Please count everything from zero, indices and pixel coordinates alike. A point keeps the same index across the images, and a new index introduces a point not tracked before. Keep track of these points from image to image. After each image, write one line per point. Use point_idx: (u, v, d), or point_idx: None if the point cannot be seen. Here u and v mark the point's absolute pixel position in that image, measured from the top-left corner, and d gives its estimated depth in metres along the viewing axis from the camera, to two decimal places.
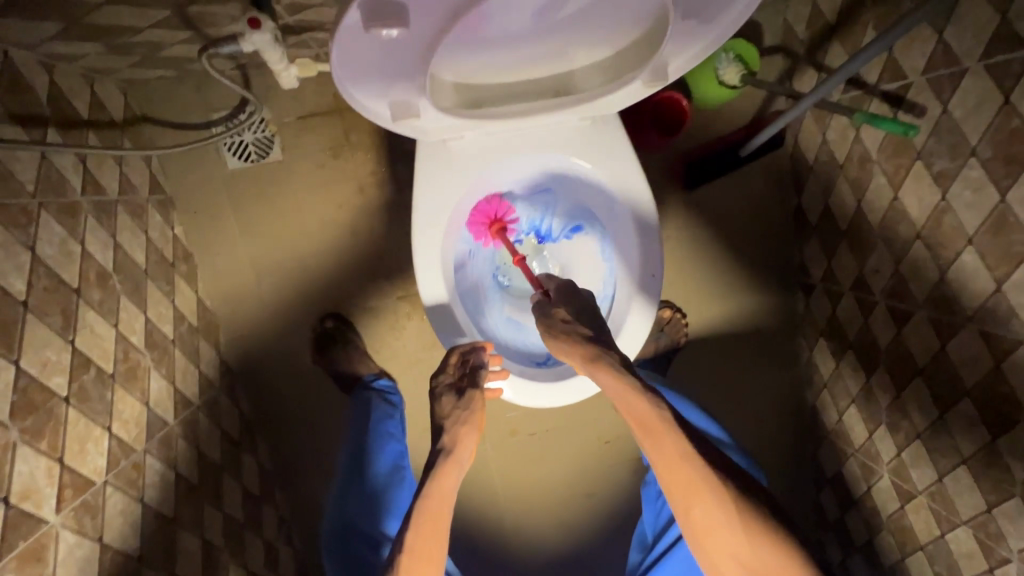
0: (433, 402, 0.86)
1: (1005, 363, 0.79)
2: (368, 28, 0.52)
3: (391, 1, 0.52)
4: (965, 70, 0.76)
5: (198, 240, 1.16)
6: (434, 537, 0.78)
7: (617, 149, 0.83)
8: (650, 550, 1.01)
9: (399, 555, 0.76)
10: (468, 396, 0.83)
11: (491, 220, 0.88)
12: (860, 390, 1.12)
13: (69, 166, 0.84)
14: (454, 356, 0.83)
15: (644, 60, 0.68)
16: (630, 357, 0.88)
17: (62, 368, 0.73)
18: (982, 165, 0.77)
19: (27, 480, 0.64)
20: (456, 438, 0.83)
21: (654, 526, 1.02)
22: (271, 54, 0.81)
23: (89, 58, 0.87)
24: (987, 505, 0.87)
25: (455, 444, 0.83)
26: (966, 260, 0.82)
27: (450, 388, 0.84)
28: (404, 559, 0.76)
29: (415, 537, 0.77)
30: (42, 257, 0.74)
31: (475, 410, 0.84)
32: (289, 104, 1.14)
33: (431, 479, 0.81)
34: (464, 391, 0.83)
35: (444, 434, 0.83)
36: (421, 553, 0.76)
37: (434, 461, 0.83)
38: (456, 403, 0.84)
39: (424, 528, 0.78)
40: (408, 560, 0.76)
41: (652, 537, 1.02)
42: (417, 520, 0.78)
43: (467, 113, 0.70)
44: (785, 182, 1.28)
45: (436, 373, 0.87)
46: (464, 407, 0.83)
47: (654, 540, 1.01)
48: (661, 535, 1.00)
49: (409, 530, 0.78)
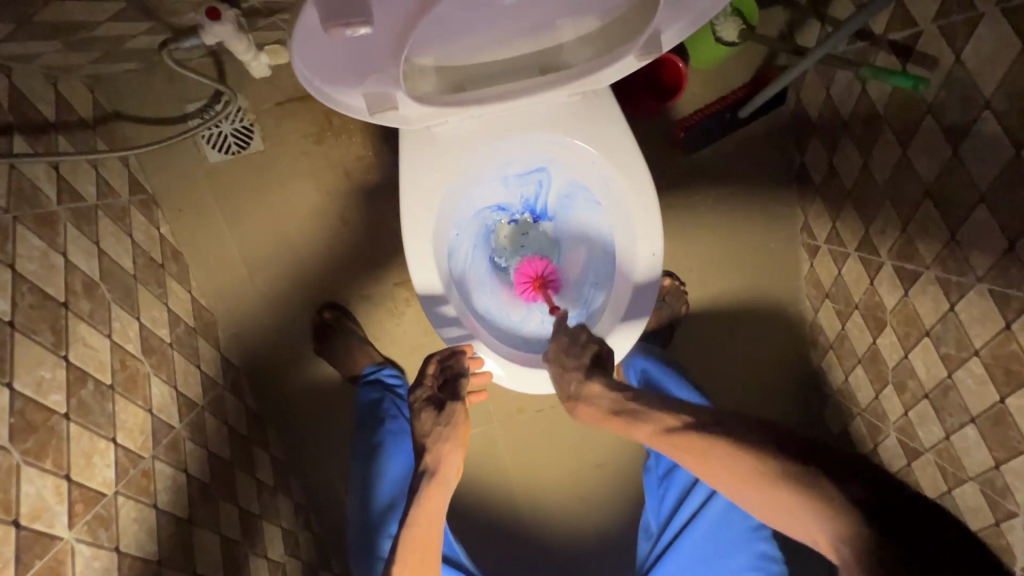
0: (411, 418, 0.86)
1: (1014, 323, 0.77)
2: (327, 30, 0.48)
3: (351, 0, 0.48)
4: (981, 15, 0.71)
5: (186, 239, 1.13)
6: (421, 567, 0.81)
7: (610, 121, 0.80)
8: (658, 539, 1.03)
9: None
10: (448, 410, 0.83)
11: (533, 279, 0.92)
12: (866, 350, 1.11)
13: (41, 174, 0.80)
14: (432, 365, 0.84)
15: (635, 34, 0.64)
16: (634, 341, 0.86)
17: (58, 385, 0.72)
18: (996, 118, 0.73)
19: (36, 500, 0.65)
20: (439, 456, 0.83)
21: (658, 518, 1.03)
22: (237, 46, 0.79)
23: (47, 57, 0.82)
24: (994, 462, 0.87)
25: (440, 464, 0.83)
26: (977, 218, 0.79)
27: (428, 403, 0.85)
28: None
29: (401, 569, 0.80)
30: (25, 274, 0.72)
31: (457, 424, 0.83)
32: (266, 91, 1.09)
33: (416, 503, 0.82)
34: (444, 406, 0.83)
35: (427, 454, 0.83)
36: None
37: (417, 484, 0.82)
38: (436, 419, 0.84)
39: (409, 559, 0.81)
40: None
41: (657, 527, 1.04)
42: (405, 551, 0.81)
43: (446, 99, 0.66)
44: (787, 140, 1.23)
45: (413, 388, 0.87)
46: (445, 423, 0.83)
47: (660, 531, 1.03)
48: (667, 525, 1.02)
49: (396, 561, 0.81)
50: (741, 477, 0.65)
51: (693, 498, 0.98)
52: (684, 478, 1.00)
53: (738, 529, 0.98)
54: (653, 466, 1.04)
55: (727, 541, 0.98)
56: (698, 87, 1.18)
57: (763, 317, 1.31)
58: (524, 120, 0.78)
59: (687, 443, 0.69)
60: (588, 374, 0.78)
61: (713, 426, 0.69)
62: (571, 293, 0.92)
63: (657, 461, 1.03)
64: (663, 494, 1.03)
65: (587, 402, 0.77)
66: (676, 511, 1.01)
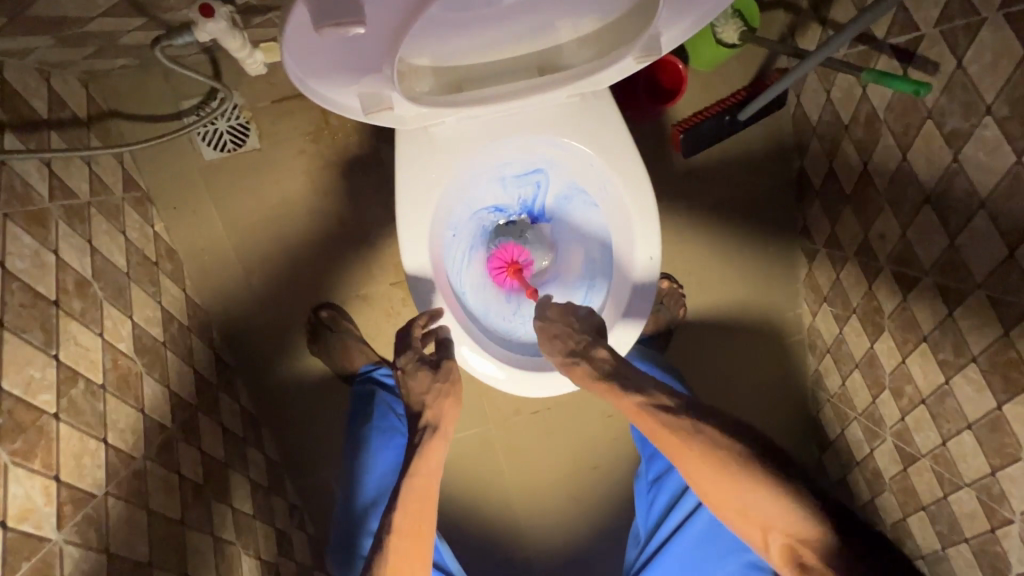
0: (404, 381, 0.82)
1: (1014, 329, 0.77)
2: (320, 30, 0.48)
3: (344, 0, 0.47)
4: (983, 20, 0.71)
5: (181, 237, 1.12)
6: (420, 518, 0.81)
7: (609, 124, 0.79)
8: (645, 546, 1.03)
9: (387, 534, 0.79)
10: (445, 368, 0.81)
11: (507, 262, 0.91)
12: (864, 355, 1.11)
13: (33, 171, 0.80)
14: (423, 319, 0.80)
15: (635, 35, 0.63)
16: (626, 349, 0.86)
17: (48, 384, 0.71)
18: (997, 124, 0.72)
19: (24, 501, 0.64)
20: (436, 413, 0.82)
21: (646, 523, 1.04)
22: (233, 43, 0.78)
23: (40, 52, 0.81)
24: (991, 468, 0.87)
25: (439, 419, 0.82)
26: (977, 225, 0.79)
27: (422, 364, 0.81)
28: (392, 539, 0.79)
29: (402, 516, 0.80)
30: (15, 272, 0.71)
31: (453, 382, 0.82)
32: (262, 89, 1.08)
33: (418, 455, 0.81)
34: (441, 364, 0.81)
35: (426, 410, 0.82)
36: (409, 532, 0.80)
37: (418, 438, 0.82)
38: (431, 379, 0.81)
39: (409, 507, 0.80)
40: (396, 539, 0.79)
41: (645, 533, 1.04)
42: (404, 499, 0.80)
43: (441, 99, 0.65)
44: (786, 143, 1.23)
45: (399, 351, 0.82)
46: (442, 380, 0.81)
47: (647, 537, 1.03)
48: (654, 531, 1.02)
49: (396, 509, 0.80)
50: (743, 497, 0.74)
51: (681, 505, 0.98)
52: (674, 485, 1.00)
53: (727, 537, 0.97)
54: (645, 471, 1.04)
55: (713, 548, 0.98)
56: (698, 89, 1.17)
57: (760, 320, 1.30)
58: (522, 121, 0.78)
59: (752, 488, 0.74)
60: (648, 401, 0.80)
61: (713, 426, 0.78)
62: (569, 292, 0.92)
63: (648, 465, 1.04)
64: (652, 499, 1.03)
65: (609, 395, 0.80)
66: (664, 518, 1.01)
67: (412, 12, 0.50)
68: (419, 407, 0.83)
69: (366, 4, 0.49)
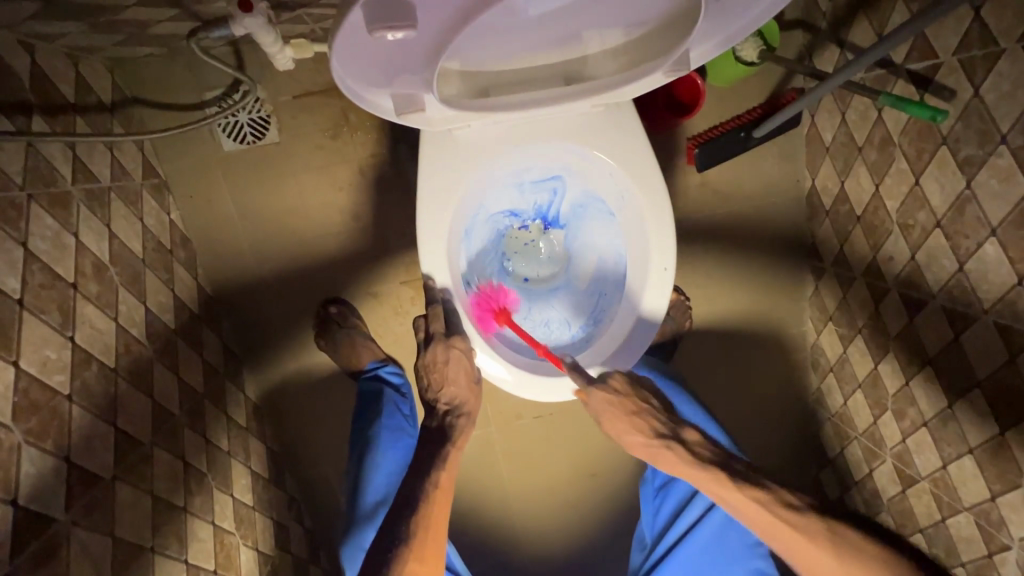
0: (438, 371, 0.85)
1: (1020, 357, 0.78)
2: (371, 31, 0.49)
3: (397, 5, 0.49)
4: (1002, 51, 0.72)
5: (195, 226, 1.13)
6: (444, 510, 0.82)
7: (631, 136, 0.80)
8: (651, 551, 1.04)
9: (434, 489, 0.82)
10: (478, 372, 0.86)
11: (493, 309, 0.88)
12: (867, 375, 1.11)
13: (58, 154, 0.80)
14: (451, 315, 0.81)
15: (665, 52, 0.65)
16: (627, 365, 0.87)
17: (63, 365, 0.72)
18: (1012, 153, 0.73)
19: (35, 481, 0.64)
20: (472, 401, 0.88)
21: (653, 528, 1.05)
22: (264, 37, 0.79)
23: (71, 38, 0.82)
24: (991, 494, 0.87)
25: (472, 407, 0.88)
26: (987, 252, 0.80)
27: (461, 362, 0.83)
28: (420, 534, 0.79)
29: (434, 509, 0.81)
30: (36, 252, 0.72)
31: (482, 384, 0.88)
32: (284, 83, 1.09)
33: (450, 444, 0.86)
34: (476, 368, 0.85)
35: (458, 400, 0.87)
36: (435, 528, 0.80)
37: (452, 426, 0.87)
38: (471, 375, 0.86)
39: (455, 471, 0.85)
40: (441, 495, 0.82)
41: (651, 539, 1.05)
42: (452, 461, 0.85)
43: (472, 104, 0.67)
44: (799, 162, 1.24)
45: (438, 343, 0.82)
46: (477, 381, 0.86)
47: (654, 543, 1.04)
48: (660, 537, 1.03)
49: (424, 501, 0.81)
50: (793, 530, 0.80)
51: (688, 512, 0.99)
52: (681, 490, 1.01)
53: (734, 545, 0.99)
54: (651, 476, 1.06)
55: (722, 553, 0.98)
56: (714, 104, 1.18)
57: (763, 337, 1.31)
58: (544, 128, 0.79)
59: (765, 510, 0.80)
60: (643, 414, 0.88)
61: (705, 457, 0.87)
62: (580, 301, 0.93)
63: (655, 471, 1.05)
64: (659, 506, 1.04)
65: (640, 431, 0.87)
66: (670, 524, 1.02)
67: (461, 20, 0.52)
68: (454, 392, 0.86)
69: (419, 7, 0.50)
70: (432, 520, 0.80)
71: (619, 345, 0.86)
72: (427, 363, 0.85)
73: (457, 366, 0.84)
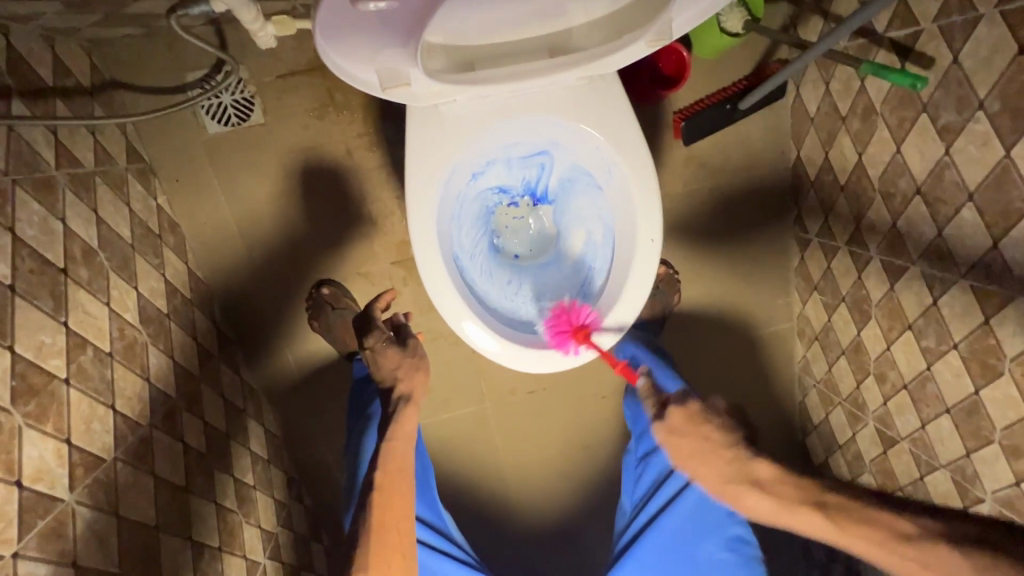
0: (377, 361, 0.99)
1: (994, 318, 0.81)
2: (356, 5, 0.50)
3: None
4: (979, 16, 0.73)
5: (184, 210, 1.12)
6: (398, 475, 0.96)
7: (616, 107, 0.81)
8: (633, 518, 1.06)
9: (373, 492, 0.93)
10: (410, 345, 1.00)
11: (572, 329, 0.87)
12: (850, 342, 1.14)
13: (39, 139, 0.80)
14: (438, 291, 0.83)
15: (647, 21, 0.65)
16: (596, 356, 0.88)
17: (58, 349, 0.72)
18: (989, 118, 0.75)
19: (38, 462, 0.65)
20: (410, 382, 0.98)
21: (633, 497, 1.07)
22: (245, 14, 0.77)
23: (46, 18, 0.80)
24: (966, 450, 0.91)
25: (413, 387, 0.98)
26: (965, 217, 0.82)
27: (390, 341, 0.99)
28: (376, 496, 0.93)
29: (383, 475, 0.95)
30: (24, 239, 0.72)
31: (419, 355, 1.00)
32: (266, 63, 1.08)
33: (395, 423, 0.96)
34: (407, 341, 1.00)
35: (400, 385, 0.98)
36: (388, 491, 0.94)
37: (395, 409, 0.97)
38: (400, 354, 0.99)
39: (391, 467, 0.95)
40: (381, 497, 0.93)
41: (633, 506, 1.07)
42: (384, 461, 0.96)
43: (456, 78, 0.66)
44: (784, 134, 1.25)
45: (364, 334, 0.98)
46: (411, 355, 1.00)
47: (635, 511, 1.06)
48: (642, 505, 1.05)
49: (377, 467, 0.95)
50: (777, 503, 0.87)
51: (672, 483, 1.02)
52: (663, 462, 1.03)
53: (715, 512, 1.03)
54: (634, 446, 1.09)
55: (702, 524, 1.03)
56: (700, 77, 1.18)
57: (751, 307, 1.34)
58: (530, 102, 0.79)
59: (812, 515, 0.83)
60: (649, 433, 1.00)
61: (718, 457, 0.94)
62: (569, 276, 0.94)
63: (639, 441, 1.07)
64: (640, 475, 1.07)
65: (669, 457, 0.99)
66: (651, 494, 1.05)
67: None
68: (391, 382, 0.99)
69: None
70: (375, 518, 0.92)
71: (603, 321, 0.86)
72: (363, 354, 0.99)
73: (389, 353, 0.99)
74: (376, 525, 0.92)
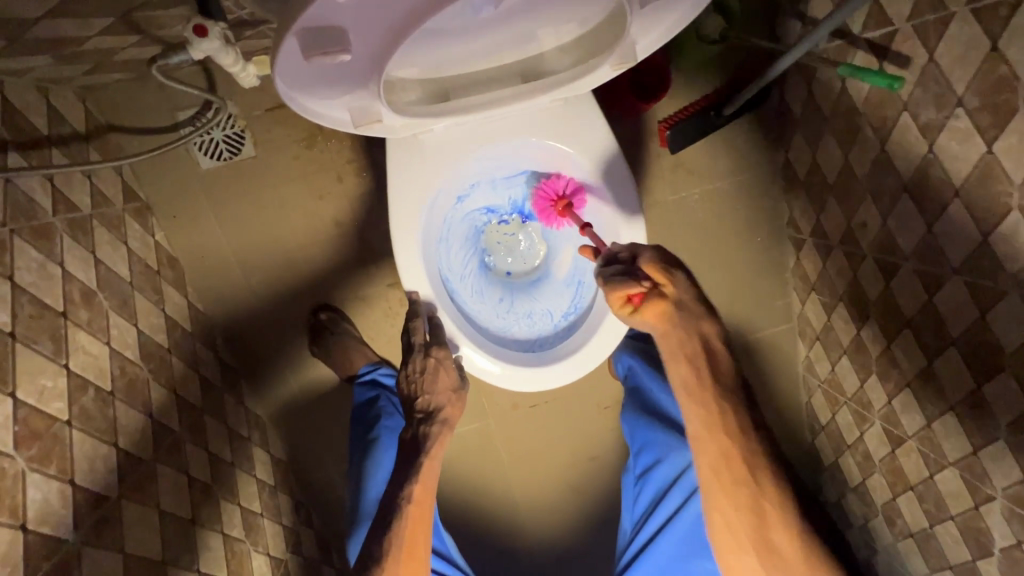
0: (429, 377, 0.83)
1: (989, 314, 0.79)
2: (308, 59, 0.53)
3: (333, 29, 0.52)
4: (951, 15, 0.73)
5: (181, 244, 1.14)
6: (429, 490, 0.82)
7: (592, 126, 0.82)
8: (634, 539, 1.06)
9: (409, 505, 0.80)
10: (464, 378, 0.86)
11: (555, 199, 0.87)
12: (851, 341, 1.13)
13: (36, 187, 0.82)
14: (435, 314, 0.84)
15: (611, 43, 0.66)
16: (587, 372, 0.88)
17: (60, 392, 0.74)
18: (969, 115, 0.74)
19: (41, 504, 0.67)
20: (454, 410, 0.85)
21: (633, 517, 1.08)
22: (225, 58, 0.78)
23: (39, 70, 0.83)
24: (973, 447, 0.88)
25: (454, 417, 0.85)
26: (953, 213, 0.81)
27: (451, 364, 0.84)
28: (412, 508, 0.80)
29: (420, 489, 0.81)
30: (23, 285, 0.74)
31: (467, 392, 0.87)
32: (255, 98, 1.10)
33: (432, 442, 0.83)
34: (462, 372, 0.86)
35: (446, 406, 0.84)
36: (421, 504, 0.81)
37: (431, 429, 0.83)
38: (455, 382, 0.85)
39: (429, 485, 0.82)
40: (415, 511, 0.80)
41: (633, 527, 1.07)
42: (424, 476, 0.81)
43: (430, 109, 0.68)
44: (772, 136, 1.25)
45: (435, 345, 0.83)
46: (462, 388, 0.85)
47: (634, 532, 1.07)
48: (641, 526, 1.06)
49: (415, 482, 0.81)
50: (710, 423, 0.78)
51: (666, 502, 1.02)
52: (660, 480, 1.04)
53: None
54: (632, 464, 1.09)
55: (697, 546, 1.01)
56: (684, 85, 1.19)
57: (750, 310, 1.33)
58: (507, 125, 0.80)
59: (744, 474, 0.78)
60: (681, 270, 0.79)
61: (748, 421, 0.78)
62: (558, 292, 0.95)
63: (636, 460, 1.08)
64: (638, 494, 1.07)
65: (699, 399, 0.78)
66: (648, 513, 1.05)
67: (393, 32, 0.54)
68: (435, 402, 0.84)
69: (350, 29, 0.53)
70: (405, 540, 0.79)
71: (591, 337, 0.87)
72: (420, 363, 0.83)
73: (442, 372, 0.84)
74: (406, 541, 0.79)
